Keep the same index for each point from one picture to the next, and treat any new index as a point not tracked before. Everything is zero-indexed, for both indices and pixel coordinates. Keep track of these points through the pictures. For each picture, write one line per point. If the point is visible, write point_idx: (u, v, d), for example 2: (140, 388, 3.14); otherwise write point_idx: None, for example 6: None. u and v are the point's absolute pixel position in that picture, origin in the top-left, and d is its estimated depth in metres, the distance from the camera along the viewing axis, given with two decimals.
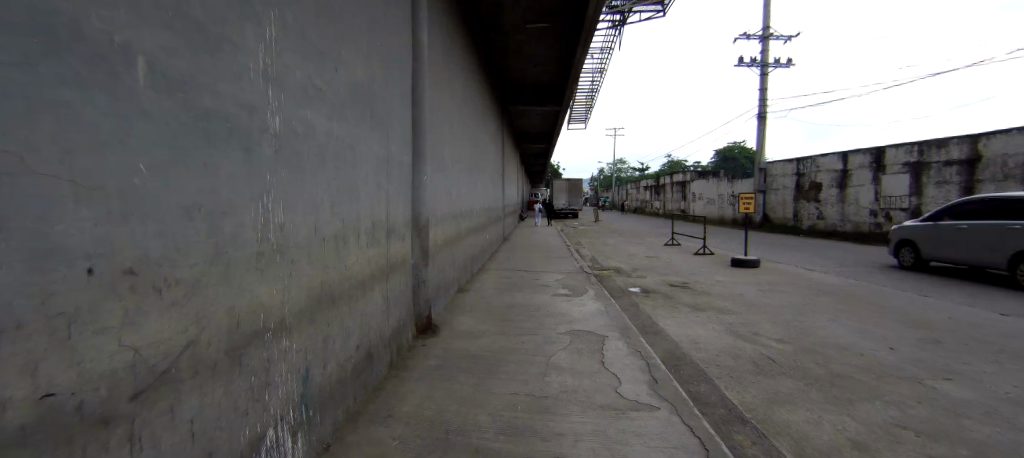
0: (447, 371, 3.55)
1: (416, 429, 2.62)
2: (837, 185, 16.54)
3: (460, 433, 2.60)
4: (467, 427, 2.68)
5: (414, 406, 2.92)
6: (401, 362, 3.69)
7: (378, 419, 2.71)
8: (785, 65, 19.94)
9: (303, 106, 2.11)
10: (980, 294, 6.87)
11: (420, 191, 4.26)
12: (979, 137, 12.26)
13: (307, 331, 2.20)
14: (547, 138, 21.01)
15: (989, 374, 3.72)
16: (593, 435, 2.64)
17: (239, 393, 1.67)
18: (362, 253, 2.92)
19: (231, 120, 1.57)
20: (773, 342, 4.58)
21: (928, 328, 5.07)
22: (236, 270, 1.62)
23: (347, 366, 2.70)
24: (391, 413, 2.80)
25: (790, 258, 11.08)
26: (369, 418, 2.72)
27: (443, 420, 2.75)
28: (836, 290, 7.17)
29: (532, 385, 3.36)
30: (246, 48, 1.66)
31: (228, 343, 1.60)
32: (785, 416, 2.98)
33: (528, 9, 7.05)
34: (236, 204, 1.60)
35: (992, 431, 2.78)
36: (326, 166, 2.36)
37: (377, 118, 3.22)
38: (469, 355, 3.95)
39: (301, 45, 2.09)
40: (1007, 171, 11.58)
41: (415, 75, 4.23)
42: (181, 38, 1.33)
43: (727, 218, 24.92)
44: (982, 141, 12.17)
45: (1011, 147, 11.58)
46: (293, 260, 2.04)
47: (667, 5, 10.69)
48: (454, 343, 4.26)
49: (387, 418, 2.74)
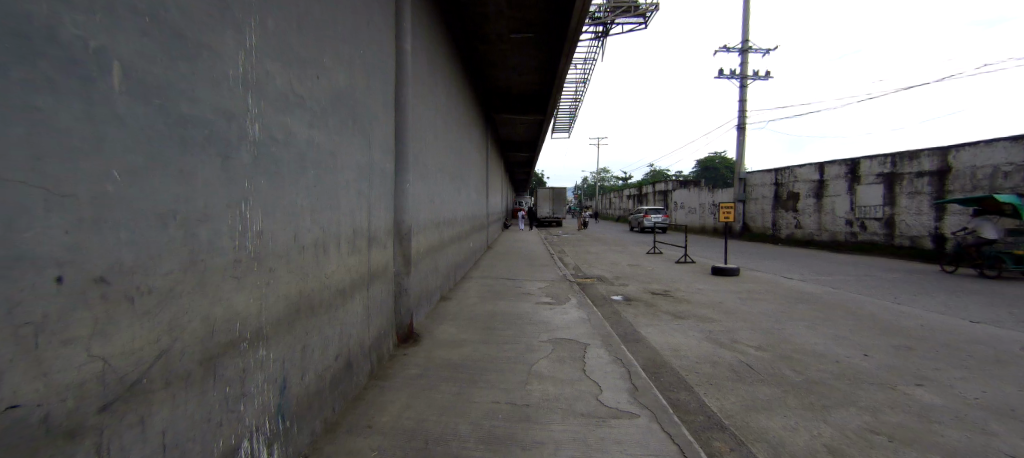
0: (428, 379, 3.53)
1: (397, 439, 2.59)
2: (815, 196, 17.37)
3: (439, 443, 2.58)
4: (447, 437, 2.66)
5: (395, 416, 2.90)
6: (381, 372, 3.65)
7: (358, 430, 2.67)
8: (764, 77, 20.65)
9: (282, 113, 2.09)
10: (951, 302, 7.15)
11: (403, 199, 4.26)
12: (950, 150, 12.64)
13: (285, 339, 2.17)
14: (530, 147, 21.12)
15: (960, 380, 3.89)
16: (573, 443, 2.66)
17: (214, 404, 1.63)
18: (343, 261, 2.90)
19: (209, 127, 1.56)
20: (751, 349, 4.71)
21: (900, 335, 5.26)
22: (211, 278, 1.59)
23: (326, 375, 2.67)
24: (371, 424, 2.76)
25: (770, 266, 11.49)
26: (347, 430, 2.67)
27: (423, 430, 2.72)
28: (812, 298, 7.41)
29: (513, 393, 3.36)
30: (227, 54, 1.66)
31: (202, 352, 1.56)
32: (763, 423, 3.06)
33: (512, 19, 7.16)
34: (213, 211, 1.58)
35: (962, 437, 2.89)
36: (306, 173, 2.35)
37: (359, 125, 3.22)
38: (451, 364, 3.94)
39: (282, 52, 2.09)
40: (975, 183, 11.78)
41: (399, 81, 4.25)
42: (164, 50, 1.35)
43: (708, 227, 25.38)
44: (952, 154, 12.55)
45: (980, 160, 11.79)
46: (271, 268, 2.02)
47: (648, 18, 11.01)
48: (437, 352, 4.25)
49: (367, 428, 2.71)
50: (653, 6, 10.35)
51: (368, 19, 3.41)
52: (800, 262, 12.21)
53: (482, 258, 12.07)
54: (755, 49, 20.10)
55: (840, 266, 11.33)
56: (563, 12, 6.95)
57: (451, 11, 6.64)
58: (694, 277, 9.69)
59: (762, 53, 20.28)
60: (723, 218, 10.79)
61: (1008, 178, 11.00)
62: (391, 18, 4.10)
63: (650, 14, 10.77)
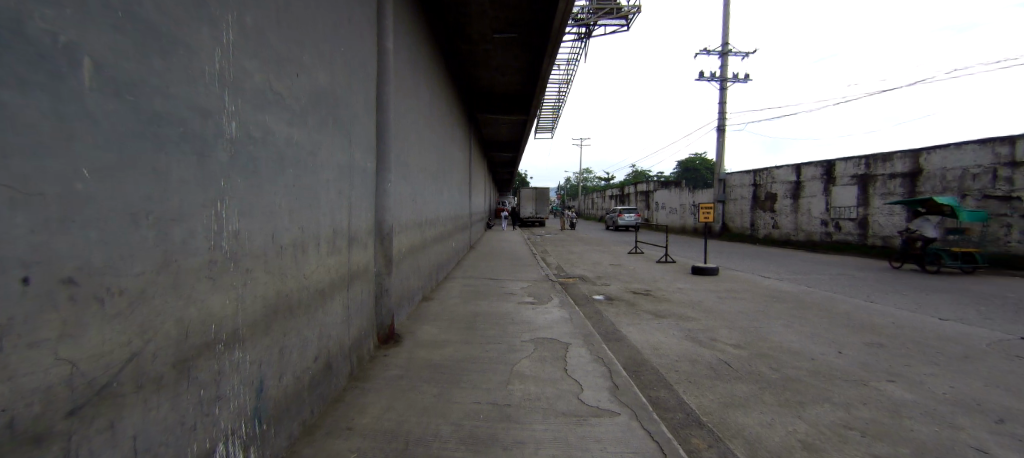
0: (410, 380, 3.52)
1: (376, 441, 2.57)
2: (792, 196, 17.98)
3: (419, 444, 2.58)
4: (428, 438, 2.65)
5: (375, 417, 2.88)
6: (361, 373, 3.61)
7: (337, 432, 2.65)
8: (742, 81, 21.18)
9: (259, 112, 2.05)
10: (920, 300, 7.49)
11: (384, 199, 4.23)
12: (921, 152, 13.28)
13: (262, 341, 2.13)
14: (513, 147, 21.17)
15: (930, 375, 4.08)
16: (554, 442, 2.69)
17: (187, 408, 1.59)
18: (323, 262, 2.87)
19: (183, 124, 1.52)
20: (729, 347, 4.84)
21: (872, 333, 5.48)
22: (186, 279, 1.55)
23: (304, 376, 2.63)
24: (351, 425, 2.73)
25: (748, 265, 11.81)
26: (326, 432, 2.64)
27: (403, 431, 2.71)
28: (787, 297, 7.65)
29: (495, 393, 3.38)
30: (203, 50, 1.62)
31: (175, 355, 1.53)
32: (740, 420, 3.16)
33: (495, 19, 7.18)
34: (188, 210, 1.55)
35: (930, 431, 3.03)
36: (284, 172, 2.31)
37: (340, 124, 3.18)
38: (432, 365, 3.93)
39: (260, 49, 2.06)
40: (945, 184, 12.54)
41: (382, 79, 4.22)
42: (137, 45, 1.31)
43: (688, 227, 25.90)
44: (923, 156, 13.19)
45: (949, 162, 12.51)
46: (248, 268, 1.98)
47: (630, 21, 11.16)
48: (419, 352, 4.24)
49: (346, 430, 2.68)
50: (635, 8, 10.49)
51: (350, 17, 3.38)
52: (776, 262, 12.58)
53: (465, 258, 12.04)
54: (734, 53, 20.61)
55: (813, 266, 11.74)
56: (546, 13, 7.00)
57: (434, 10, 6.62)
58: (674, 276, 9.88)
59: (741, 56, 20.81)
60: (703, 219, 11.03)
61: (976, 180, 11.79)
62: (373, 16, 4.07)
63: (632, 16, 10.92)
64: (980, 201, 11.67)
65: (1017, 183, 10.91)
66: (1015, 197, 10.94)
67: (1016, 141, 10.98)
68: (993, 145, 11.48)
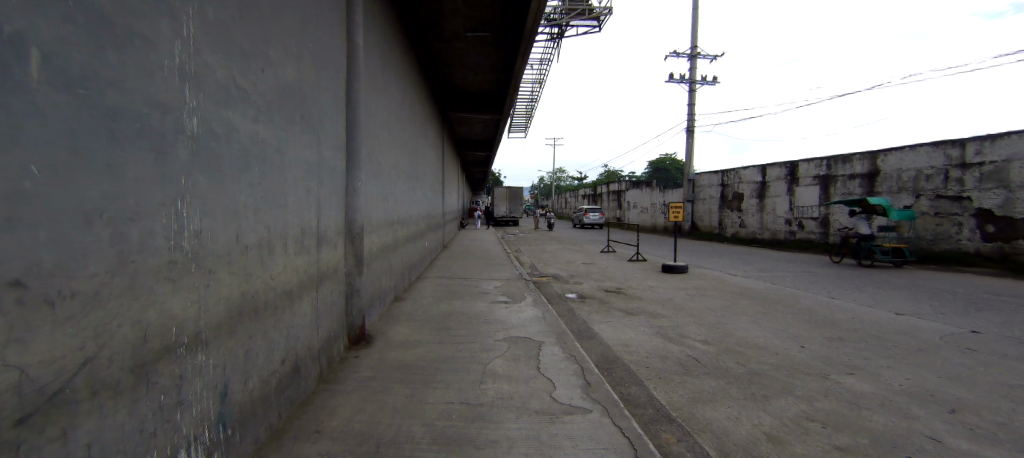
0: (381, 382, 3.47)
1: (346, 444, 2.54)
2: (758, 196, 18.78)
3: (390, 446, 2.55)
4: (399, 440, 2.63)
5: (344, 420, 2.83)
6: (331, 375, 3.54)
7: (306, 435, 2.59)
8: (711, 83, 21.87)
9: (223, 108, 1.99)
10: (877, 296, 7.96)
11: (355, 198, 4.15)
12: (878, 154, 14.12)
13: (226, 344, 2.06)
14: (487, 146, 21.15)
15: (887, 368, 4.36)
16: (526, 440, 2.73)
17: (146, 414, 1.53)
18: (290, 262, 2.79)
19: (141, 120, 1.46)
20: (698, 343, 5.03)
21: (833, 328, 5.80)
22: (144, 281, 1.49)
23: (270, 380, 2.56)
24: (319, 428, 2.68)
25: (718, 263, 12.25)
26: (294, 435, 2.58)
27: (374, 433, 2.68)
28: (753, 294, 7.98)
29: (468, 393, 3.38)
30: (161, 44, 1.55)
31: (133, 358, 1.46)
32: (708, 414, 3.29)
33: (468, 17, 7.15)
34: (145, 209, 1.48)
35: (887, 421, 3.23)
36: (249, 170, 2.24)
37: (307, 121, 3.10)
38: (404, 365, 3.89)
39: (223, 43, 1.99)
40: (901, 184, 13.18)
41: (352, 77, 4.14)
42: (90, 37, 1.25)
43: (658, 226, 26.58)
44: (880, 158, 14.02)
45: (905, 163, 13.14)
46: (211, 269, 1.91)
47: (601, 22, 11.31)
48: (390, 353, 4.19)
49: (315, 433, 2.63)
50: (606, 10, 10.63)
51: (318, 13, 3.31)
52: (742, 260, 13.11)
53: (438, 258, 11.94)
54: (702, 56, 21.27)
55: (776, 263, 12.29)
56: (517, 13, 7.03)
57: (405, 6, 6.53)
58: (646, 275, 10.14)
59: (709, 59, 21.47)
60: (673, 218, 11.36)
61: (930, 181, 12.47)
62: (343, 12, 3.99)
63: (603, 18, 11.08)
64: (934, 201, 12.34)
65: (967, 183, 11.60)
66: (965, 197, 11.60)
67: (965, 143, 11.67)
68: (944, 148, 12.12)
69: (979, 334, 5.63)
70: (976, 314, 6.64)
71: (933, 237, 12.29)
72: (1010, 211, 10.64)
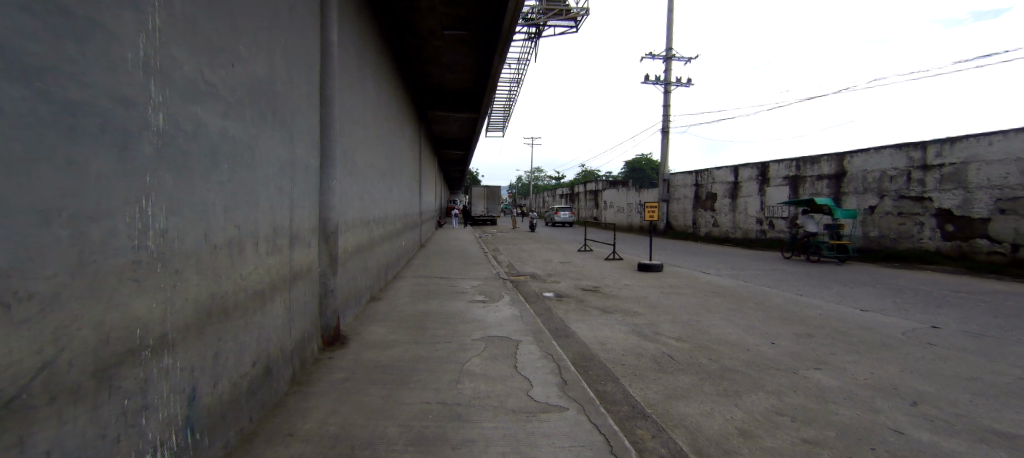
0: (357, 382, 3.35)
1: (320, 446, 2.41)
2: (731, 196, 19.06)
3: (365, 447, 2.44)
4: (373, 441, 2.52)
5: (319, 422, 2.70)
6: (305, 377, 3.39)
7: (278, 439, 2.46)
8: (687, 84, 22.15)
9: (191, 102, 1.84)
10: (845, 293, 8.16)
11: (329, 195, 3.99)
12: (845, 156, 14.33)
13: (195, 346, 1.93)
14: (464, 144, 20.93)
15: (853, 363, 4.43)
16: (504, 438, 2.66)
17: (107, 420, 1.41)
18: (262, 262, 2.64)
19: (103, 112, 1.35)
20: (672, 341, 5.03)
21: (806, 324, 5.90)
22: (106, 284, 1.39)
23: (242, 382, 2.41)
24: (293, 431, 2.55)
25: (691, 262, 12.44)
26: (266, 439, 2.44)
27: (349, 435, 2.56)
28: (727, 291, 8.06)
29: (445, 392, 3.29)
30: (125, 36, 1.44)
31: (94, 362, 1.36)
32: (682, 410, 3.26)
33: (444, 15, 7.02)
34: (108, 208, 1.38)
35: (856, 415, 3.25)
36: (219, 167, 2.09)
37: (280, 118, 2.93)
38: (380, 366, 3.76)
39: (192, 37, 1.84)
40: (866, 185, 13.51)
41: (325, 72, 3.97)
42: (40, 22, 1.14)
43: (635, 224, 26.81)
44: (848, 159, 14.23)
45: (869, 165, 13.51)
46: (178, 270, 1.77)
47: (578, 22, 11.28)
48: (366, 353, 4.05)
49: (288, 437, 2.49)
50: (584, 10, 10.62)
51: (291, 5, 3.15)
52: (718, 258, 13.29)
53: (414, 257, 11.71)
54: (678, 57, 21.51)
55: (750, 262, 12.48)
56: (494, 13, 6.94)
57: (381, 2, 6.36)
58: (622, 273, 10.16)
59: (685, 60, 21.75)
60: (648, 217, 11.43)
61: (893, 181, 12.77)
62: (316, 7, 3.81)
63: (581, 18, 11.07)
64: (897, 202, 12.65)
65: (928, 185, 11.93)
66: (926, 198, 11.94)
67: (926, 146, 12.01)
68: (907, 150, 12.47)
69: (939, 328, 5.80)
70: (938, 310, 6.87)
71: (895, 235, 12.64)
72: (969, 212, 11.02)
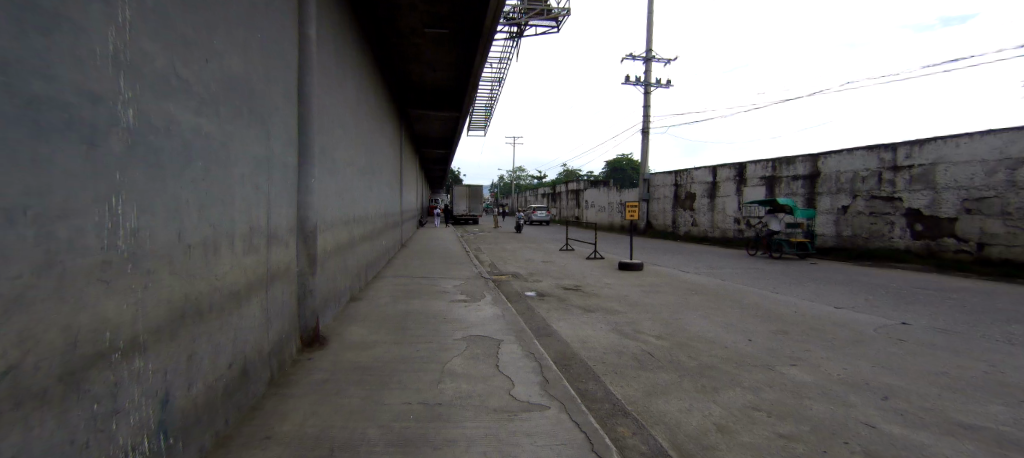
0: (336, 384, 3.27)
1: (299, 449, 2.35)
2: (709, 196, 19.45)
3: (345, 449, 2.38)
4: (354, 442, 2.46)
5: (297, 425, 2.63)
6: (283, 379, 3.30)
7: (256, 442, 2.38)
8: (665, 85, 22.46)
9: (163, 97, 1.76)
10: (818, 290, 8.40)
11: (308, 194, 3.89)
12: (818, 157, 14.71)
13: (169, 349, 1.85)
14: (445, 143, 20.77)
15: (825, 358, 4.55)
16: (485, 438, 2.62)
17: (76, 426, 1.34)
18: (238, 262, 2.56)
19: (69, 109, 1.28)
20: (652, 338, 5.08)
21: (780, 321, 6.04)
22: (73, 286, 1.31)
23: (217, 385, 2.33)
24: (270, 434, 2.48)
25: (672, 260, 12.77)
26: (243, 442, 2.36)
27: (329, 437, 2.50)
28: (705, 290, 8.20)
29: (425, 392, 3.24)
30: (94, 28, 1.37)
31: (64, 365, 1.29)
32: (662, 407, 3.29)
33: (425, 13, 6.93)
34: (75, 205, 1.31)
35: (827, 409, 3.33)
36: (193, 164, 2.00)
37: (256, 114, 2.84)
38: (360, 366, 3.69)
39: (164, 30, 1.76)
40: (839, 185, 13.94)
41: (303, 69, 3.87)
42: (4, 11, 1.08)
43: (616, 224, 27.09)
44: (821, 160, 14.61)
45: (842, 166, 13.92)
46: (149, 270, 1.68)
47: (559, 22, 11.30)
48: (346, 354, 3.97)
49: (265, 440, 2.42)
50: (565, 10, 10.65)
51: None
52: (696, 257, 13.64)
53: (395, 257, 11.57)
54: (657, 59, 21.77)
55: (727, 261, 12.74)
56: (476, 11, 6.90)
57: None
58: (603, 272, 10.24)
59: (664, 62, 22.03)
60: (629, 217, 11.54)
61: (865, 182, 13.20)
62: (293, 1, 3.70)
63: (562, 18, 11.09)
64: (869, 202, 13.07)
65: (898, 186, 12.36)
66: (897, 197, 12.37)
67: (896, 147, 12.43)
68: (878, 152, 12.91)
69: (907, 325, 6.01)
70: (905, 306, 7.12)
71: (867, 234, 13.08)
72: (936, 211, 11.44)
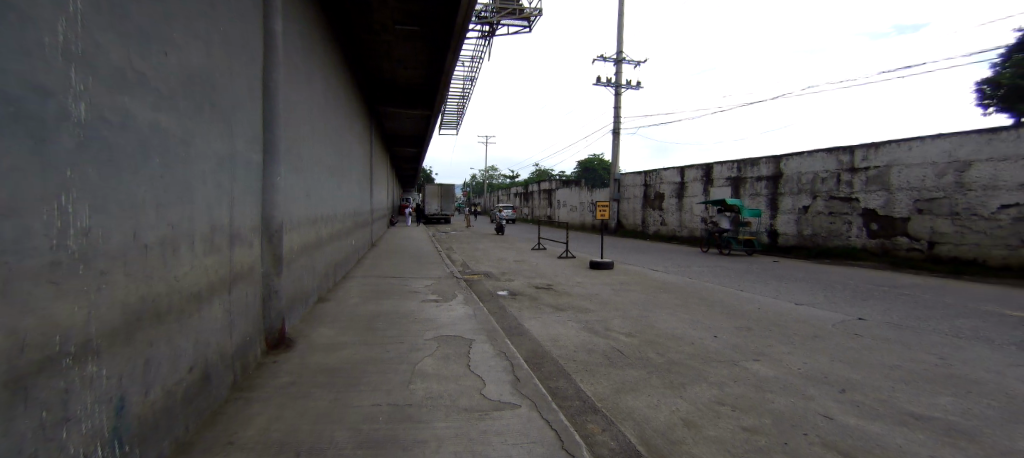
0: (303, 387, 3.14)
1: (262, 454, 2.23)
2: (677, 196, 19.91)
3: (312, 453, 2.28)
4: (321, 446, 2.36)
5: (262, 429, 2.50)
6: (246, 382, 3.14)
7: (218, 448, 2.25)
8: (635, 88, 22.87)
9: (119, 90, 1.63)
10: (780, 287, 8.72)
11: (274, 191, 3.72)
12: (780, 159, 15.35)
13: (126, 352, 1.72)
14: (416, 142, 20.46)
15: (786, 353, 4.72)
16: (456, 438, 2.57)
17: (18, 437, 1.21)
18: (199, 261, 2.41)
19: (14, 101, 1.16)
20: (622, 336, 5.14)
21: (744, 318, 6.23)
22: (16, 288, 1.19)
23: (176, 389, 2.19)
24: (233, 440, 2.35)
25: (643, 258, 13.09)
26: (204, 449, 2.23)
27: (295, 441, 2.39)
28: (674, 288, 8.39)
29: (395, 394, 3.15)
30: (42, 14, 1.25)
31: (7, 371, 1.17)
32: (632, 403, 3.32)
33: (395, 10, 6.78)
34: (19, 204, 1.18)
35: (788, 402, 3.45)
36: (151, 160, 1.87)
37: (218, 109, 2.69)
38: (327, 369, 3.56)
39: (119, 21, 1.63)
40: (801, 186, 14.58)
41: (268, 62, 3.70)
42: None
43: (587, 224, 27.39)
44: (784, 162, 15.24)
45: (803, 167, 14.57)
46: (103, 271, 1.56)
47: (531, 22, 11.30)
48: (313, 356, 3.83)
49: (227, 445, 2.29)
50: (537, 10, 10.66)
51: None
52: (664, 256, 13.84)
53: (364, 258, 11.29)
54: (627, 62, 22.13)
55: (694, 259, 13.08)
56: (447, 9, 6.81)
57: None
58: (574, 271, 10.31)
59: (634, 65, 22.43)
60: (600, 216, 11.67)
61: (824, 183, 13.84)
62: None
63: (534, 18, 11.10)
64: (828, 203, 13.72)
65: (855, 187, 12.97)
66: (854, 198, 12.98)
67: (853, 150, 13.09)
68: (836, 154, 13.54)
69: (864, 320, 6.29)
70: (862, 303, 7.47)
71: (825, 233, 13.75)
72: (890, 211, 12.07)
